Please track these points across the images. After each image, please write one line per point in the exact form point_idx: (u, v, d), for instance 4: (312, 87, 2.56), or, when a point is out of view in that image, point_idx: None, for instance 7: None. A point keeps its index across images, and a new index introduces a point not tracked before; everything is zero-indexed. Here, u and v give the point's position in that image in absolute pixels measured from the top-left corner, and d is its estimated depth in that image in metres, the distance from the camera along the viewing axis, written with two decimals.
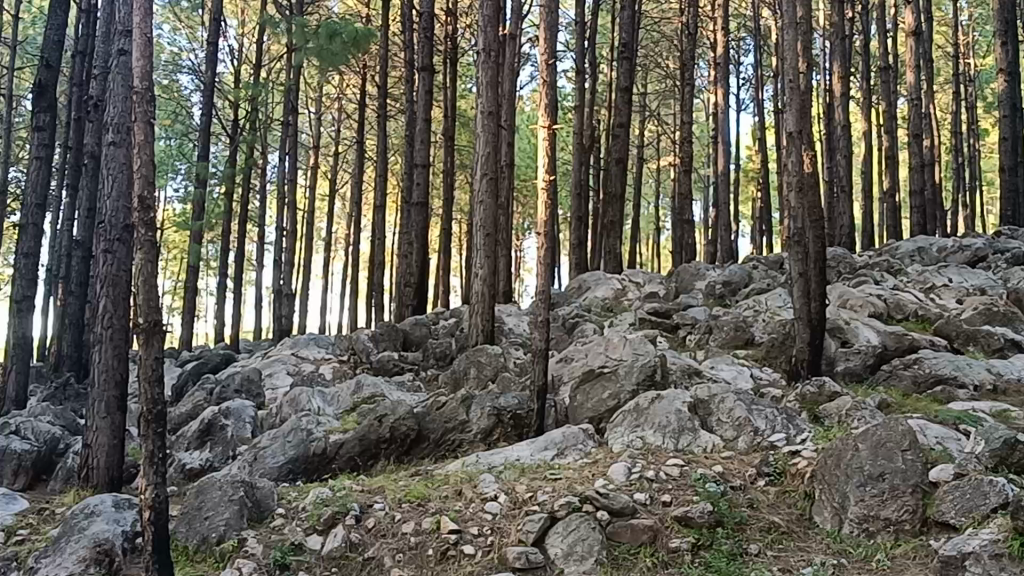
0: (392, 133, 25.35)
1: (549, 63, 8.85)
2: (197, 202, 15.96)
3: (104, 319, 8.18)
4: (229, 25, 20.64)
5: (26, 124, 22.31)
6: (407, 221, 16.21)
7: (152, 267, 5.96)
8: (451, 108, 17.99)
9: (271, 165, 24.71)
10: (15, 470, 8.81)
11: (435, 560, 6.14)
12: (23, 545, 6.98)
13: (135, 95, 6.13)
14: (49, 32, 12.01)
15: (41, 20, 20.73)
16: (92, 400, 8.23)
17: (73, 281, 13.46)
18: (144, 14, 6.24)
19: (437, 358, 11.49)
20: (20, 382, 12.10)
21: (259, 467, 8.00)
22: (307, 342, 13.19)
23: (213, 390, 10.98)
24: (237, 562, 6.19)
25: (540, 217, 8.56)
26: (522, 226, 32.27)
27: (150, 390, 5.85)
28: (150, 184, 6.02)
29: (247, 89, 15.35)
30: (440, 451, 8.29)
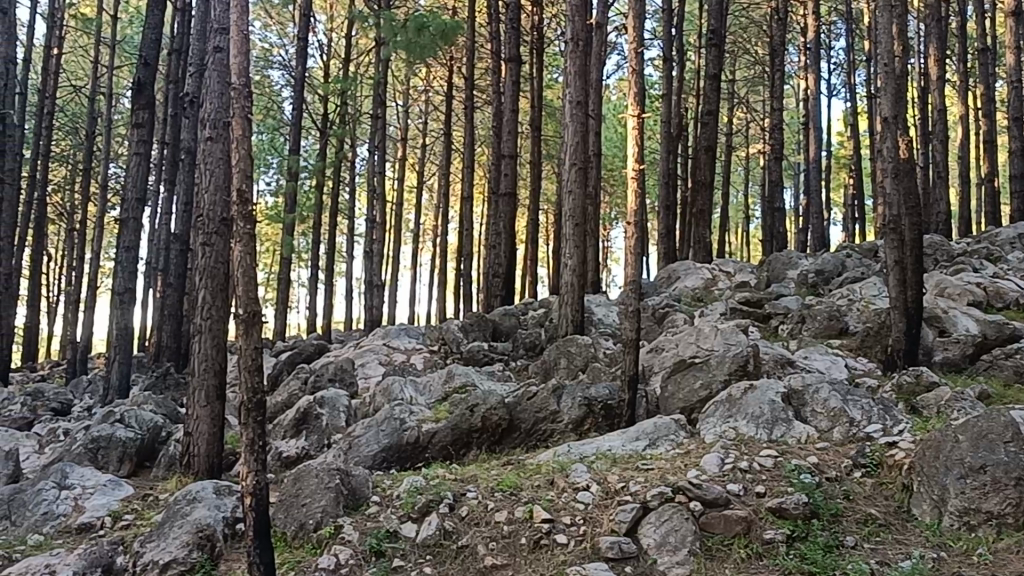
0: (480, 124, 25.51)
1: (637, 51, 8.76)
2: (289, 195, 16.26)
3: (204, 311, 8.48)
4: (319, 21, 20.95)
5: (125, 120, 22.91)
6: (495, 210, 16.27)
7: (251, 259, 6.04)
8: (538, 98, 17.98)
9: (360, 158, 25.03)
10: (121, 457, 9.08)
11: (528, 549, 6.18)
12: (129, 530, 7.24)
13: (232, 92, 6.19)
14: (146, 31, 12.19)
15: (139, 18, 21.22)
16: (192, 389, 8.45)
17: (172, 273, 13.83)
18: (241, 13, 6.31)
19: (526, 349, 11.54)
20: (123, 372, 12.51)
21: (355, 454, 8.15)
22: (398, 333, 13.34)
23: (308, 379, 11.14)
24: (334, 549, 6.33)
25: (629, 207, 8.54)
26: (610, 216, 32.19)
27: (249, 379, 5.92)
28: (248, 178, 6.11)
29: (337, 82, 15.55)
30: (532, 442, 8.34)
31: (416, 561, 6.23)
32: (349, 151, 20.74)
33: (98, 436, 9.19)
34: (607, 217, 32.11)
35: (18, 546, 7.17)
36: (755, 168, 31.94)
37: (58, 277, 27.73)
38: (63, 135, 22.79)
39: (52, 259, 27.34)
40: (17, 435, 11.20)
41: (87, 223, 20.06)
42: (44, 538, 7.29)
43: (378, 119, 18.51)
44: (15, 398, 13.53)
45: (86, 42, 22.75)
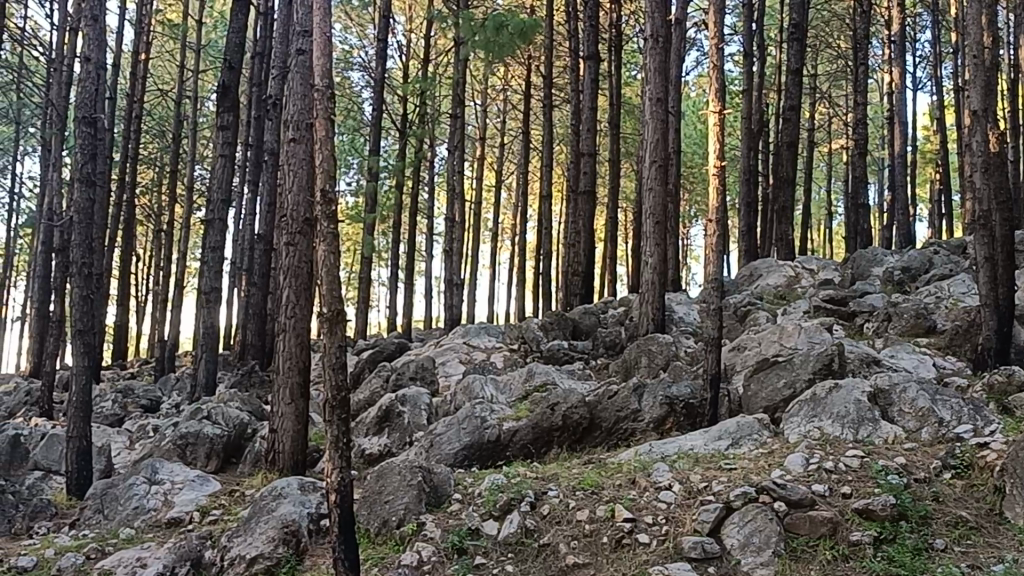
0: (558, 122, 25.50)
1: (718, 47, 8.68)
2: (370, 195, 16.43)
3: (288, 309, 8.58)
4: (398, 21, 21.14)
5: (210, 122, 23.37)
6: (574, 209, 16.21)
7: (334, 258, 6.09)
8: (617, 96, 17.89)
9: (439, 158, 25.19)
10: (208, 453, 9.29)
11: (611, 548, 6.15)
12: (217, 524, 7.38)
13: (314, 93, 6.27)
14: (230, 35, 12.33)
15: (224, 23, 21.58)
16: (277, 386, 8.56)
17: (256, 272, 14.05)
18: (324, 15, 6.37)
19: (606, 347, 11.50)
20: (210, 369, 12.76)
21: (436, 453, 8.24)
22: (478, 331, 13.39)
23: (389, 376, 11.25)
24: (417, 546, 6.39)
25: (711, 203, 8.46)
26: (689, 214, 31.93)
27: (333, 377, 5.95)
28: (331, 178, 6.17)
29: (416, 82, 15.66)
30: (613, 440, 8.30)
31: (498, 558, 6.25)
32: (428, 150, 20.87)
33: (187, 433, 9.41)
34: (687, 214, 31.85)
35: (111, 539, 7.37)
36: (838, 164, 31.42)
37: (146, 277, 28.40)
38: (151, 138, 23.32)
39: (141, 259, 28.02)
40: (109, 430, 11.49)
41: (174, 226, 20.51)
42: (135, 531, 7.48)
43: (457, 119, 18.56)
44: (106, 395, 13.88)
45: (173, 47, 23.21)
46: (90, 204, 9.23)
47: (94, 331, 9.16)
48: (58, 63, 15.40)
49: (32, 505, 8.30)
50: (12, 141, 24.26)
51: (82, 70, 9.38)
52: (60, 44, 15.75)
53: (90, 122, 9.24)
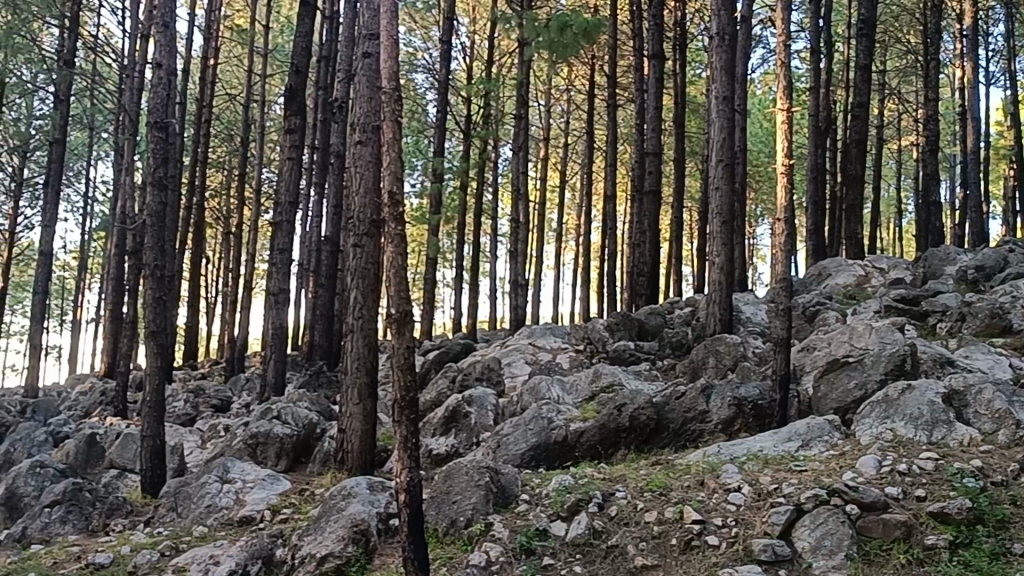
0: (622, 122, 25.41)
1: (786, 44, 8.57)
2: (434, 196, 16.52)
3: (356, 310, 8.64)
4: (462, 23, 21.23)
5: (278, 125, 23.69)
6: (640, 208, 16.12)
7: (402, 260, 6.12)
8: (682, 95, 17.76)
9: (503, 159, 25.25)
10: (278, 453, 9.40)
11: (679, 550, 6.11)
12: (287, 524, 7.46)
13: (382, 96, 6.30)
14: (297, 40, 12.38)
15: (290, 27, 21.81)
16: (345, 387, 8.62)
17: (323, 274, 14.20)
18: (391, 18, 6.40)
19: (673, 347, 11.41)
20: (278, 370, 12.91)
21: (503, 454, 8.30)
22: (544, 332, 13.38)
23: (456, 377, 11.29)
24: (485, 546, 6.41)
25: (779, 202, 8.34)
26: (755, 213, 31.63)
27: (402, 377, 5.98)
28: (399, 179, 6.20)
29: (480, 83, 15.67)
30: (681, 441, 8.24)
31: (567, 560, 6.24)
32: (492, 151, 20.94)
33: (257, 432, 9.55)
34: (753, 213, 31.51)
35: (184, 536, 7.50)
36: (909, 160, 30.91)
37: (216, 279, 28.83)
38: (220, 142, 23.67)
39: (211, 261, 28.47)
40: (182, 430, 11.68)
41: (243, 230, 20.78)
42: (208, 530, 7.61)
43: (521, 120, 18.55)
44: (178, 396, 14.12)
45: (241, 52, 23.52)
46: (162, 208, 9.41)
47: (167, 333, 9.33)
48: (130, 70, 15.67)
49: (108, 504, 8.48)
50: (86, 146, 24.79)
51: (153, 77, 9.52)
52: (133, 52, 16.05)
53: (161, 127, 9.38)
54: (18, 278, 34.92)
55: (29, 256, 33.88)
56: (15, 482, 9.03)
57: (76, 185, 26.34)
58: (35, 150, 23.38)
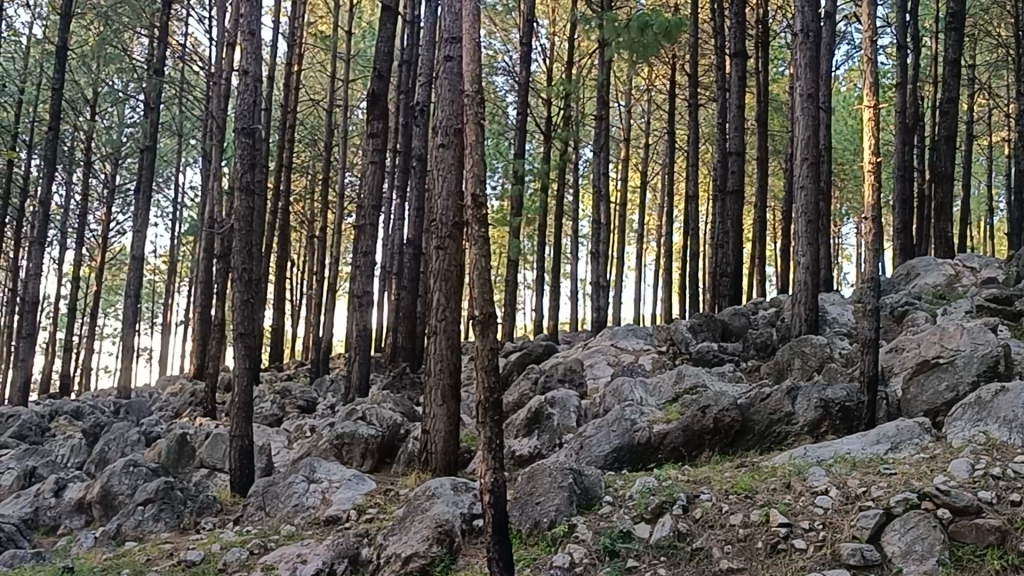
0: (703, 122, 25.21)
1: (872, 40, 8.41)
2: (515, 198, 16.57)
3: (439, 312, 8.69)
4: (542, 25, 21.26)
5: (360, 129, 24.00)
6: (723, 208, 15.97)
7: (485, 262, 6.14)
8: (765, 92, 17.54)
9: (584, 160, 25.24)
10: (363, 454, 9.53)
11: (766, 553, 6.03)
12: (373, 523, 7.54)
13: (465, 98, 6.35)
14: (379, 45, 12.48)
15: (372, 32, 22.04)
16: (429, 388, 8.68)
17: (407, 276, 14.31)
18: (473, 21, 6.43)
19: (758, 349, 11.28)
20: (363, 371, 13.05)
21: (587, 455, 8.30)
22: (626, 333, 13.33)
23: (539, 378, 11.29)
24: (569, 547, 6.43)
25: (865, 200, 8.21)
26: (840, 212, 31.09)
27: (486, 379, 6.00)
28: (482, 181, 6.24)
29: (561, 85, 15.65)
30: (766, 444, 8.14)
31: (651, 562, 6.22)
32: (573, 152, 20.92)
33: (343, 432, 9.70)
34: (839, 212, 30.99)
35: (273, 535, 7.64)
36: (1000, 157, 30.10)
37: (302, 282, 29.30)
38: (304, 147, 24.02)
39: (296, 264, 28.95)
40: (269, 430, 11.87)
41: (327, 233, 21.08)
42: (295, 528, 7.74)
43: (601, 121, 18.48)
44: (267, 396, 14.38)
45: (324, 57, 23.84)
46: (249, 212, 9.59)
47: (255, 335, 9.50)
48: (218, 77, 15.99)
49: (199, 502, 8.66)
50: (175, 152, 25.36)
51: (240, 83, 9.70)
52: (220, 59, 16.37)
53: (248, 133, 9.56)
54: (111, 282, 35.91)
55: (121, 260, 34.81)
56: (110, 481, 9.27)
57: (165, 190, 26.98)
58: (127, 157, 24.02)
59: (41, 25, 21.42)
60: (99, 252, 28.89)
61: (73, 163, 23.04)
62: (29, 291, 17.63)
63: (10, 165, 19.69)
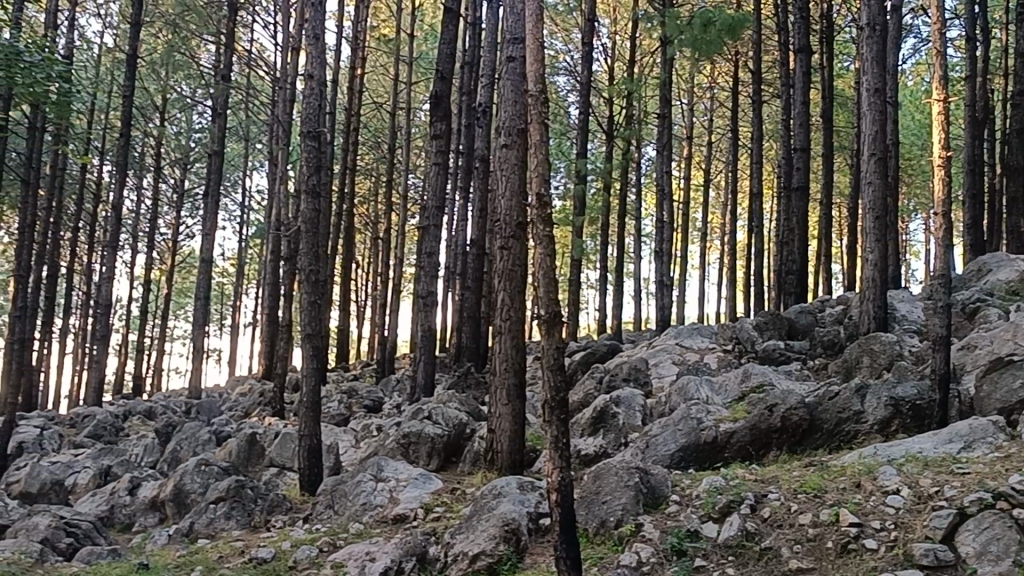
0: (767, 118, 24.98)
1: (941, 32, 8.27)
2: (577, 198, 16.54)
3: (503, 312, 8.71)
4: (604, 24, 21.21)
5: (423, 131, 24.18)
6: (788, 205, 15.80)
7: (551, 261, 6.15)
8: (830, 88, 17.31)
9: (646, 159, 25.15)
10: (430, 453, 9.60)
11: (836, 553, 5.97)
12: (440, 522, 7.60)
13: (529, 98, 6.36)
14: (441, 46, 12.51)
15: (434, 34, 22.16)
16: (494, 387, 8.71)
17: (470, 277, 14.37)
18: (536, 20, 6.43)
19: (825, 347, 11.16)
20: (428, 371, 13.14)
21: (653, 454, 8.28)
22: (691, 333, 13.26)
23: (603, 378, 11.27)
24: (636, 546, 6.43)
25: (936, 195, 8.03)
26: (909, 208, 30.59)
27: (552, 378, 5.99)
28: (546, 181, 6.24)
29: (623, 83, 15.60)
30: (835, 443, 8.06)
31: (719, 561, 6.19)
32: (636, 150, 20.84)
33: (409, 432, 9.78)
34: (907, 208, 30.53)
35: (342, 533, 7.73)
36: None
37: (367, 283, 29.57)
38: (367, 149, 24.22)
39: (361, 265, 29.22)
40: (336, 430, 12.00)
41: (391, 235, 21.25)
42: (363, 527, 7.82)
43: (664, 119, 18.38)
44: (334, 396, 14.54)
45: (387, 61, 24.02)
46: (316, 214, 9.69)
47: (322, 336, 9.61)
48: (282, 82, 16.16)
49: (269, 500, 8.79)
50: (242, 156, 25.72)
51: (305, 88, 9.80)
52: (284, 64, 16.56)
53: (313, 136, 9.67)
54: (181, 284, 36.55)
55: (189, 263, 35.42)
56: (182, 480, 9.44)
57: (232, 194, 27.39)
58: (195, 162, 24.43)
59: (112, 34, 21.85)
60: (168, 255, 29.42)
61: (143, 168, 23.49)
62: (103, 294, 18.00)
63: (84, 172, 20.15)
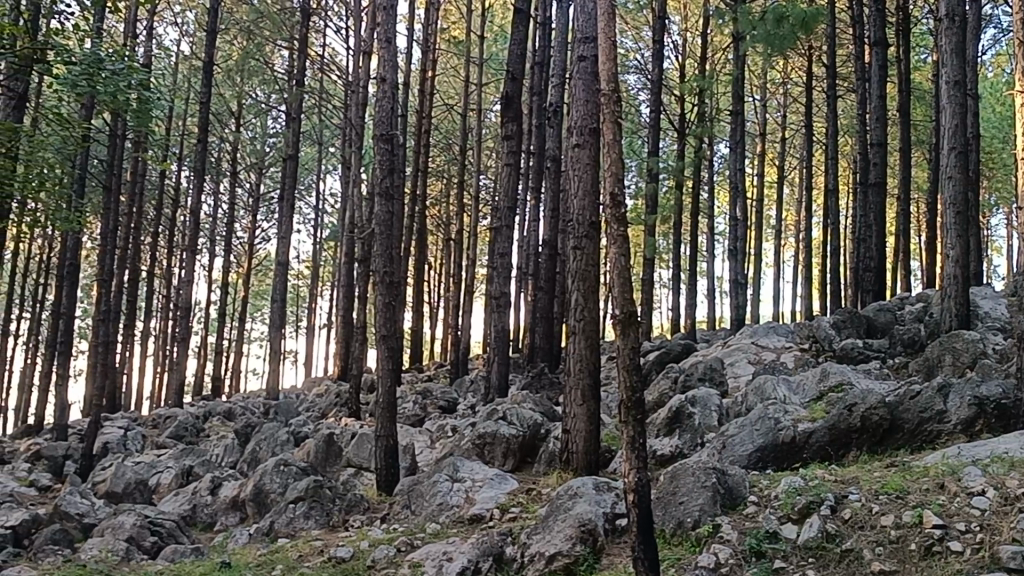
0: (842, 113, 24.62)
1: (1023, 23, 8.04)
2: (648, 197, 16.46)
3: (577, 311, 8.69)
4: (674, 21, 21.08)
5: (495, 131, 24.26)
6: (865, 201, 15.52)
7: (626, 262, 6.13)
8: (906, 81, 16.98)
9: (719, 157, 24.96)
10: (505, 453, 9.63)
11: (919, 555, 5.85)
12: (516, 522, 7.61)
13: (602, 98, 6.34)
14: (512, 47, 12.52)
15: (504, 35, 22.22)
16: (569, 387, 8.69)
17: (543, 276, 14.39)
18: (608, 19, 6.42)
19: (905, 345, 10.96)
20: (502, 372, 13.17)
21: (730, 454, 8.21)
22: (767, 331, 13.13)
23: (678, 377, 11.20)
24: (713, 547, 6.38)
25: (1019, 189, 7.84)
26: (990, 202, 29.90)
27: (628, 378, 5.96)
28: (620, 180, 6.21)
29: (694, 80, 15.49)
30: (917, 443, 7.91)
31: (799, 563, 6.10)
32: (708, 147, 20.66)
33: (485, 432, 9.82)
34: (988, 203, 29.86)
35: (418, 533, 7.78)
36: None
37: (440, 284, 29.78)
38: (439, 151, 24.37)
39: (434, 266, 29.43)
40: (412, 430, 12.09)
41: (464, 236, 21.37)
42: (440, 527, 7.86)
43: (737, 116, 18.21)
44: (409, 397, 14.67)
45: (458, 63, 24.14)
46: (390, 217, 9.77)
47: (397, 337, 9.68)
48: (355, 86, 16.33)
49: (347, 499, 8.88)
50: (316, 160, 26.07)
51: (379, 91, 9.89)
52: (357, 68, 16.72)
53: (386, 139, 9.73)
54: (258, 286, 37.19)
55: (266, 265, 36.04)
56: (262, 480, 9.59)
57: (307, 198, 27.76)
58: (271, 166, 24.81)
59: (189, 42, 22.28)
60: (245, 258, 29.95)
61: (221, 173, 23.93)
62: (183, 297, 18.40)
63: (164, 178, 20.59)
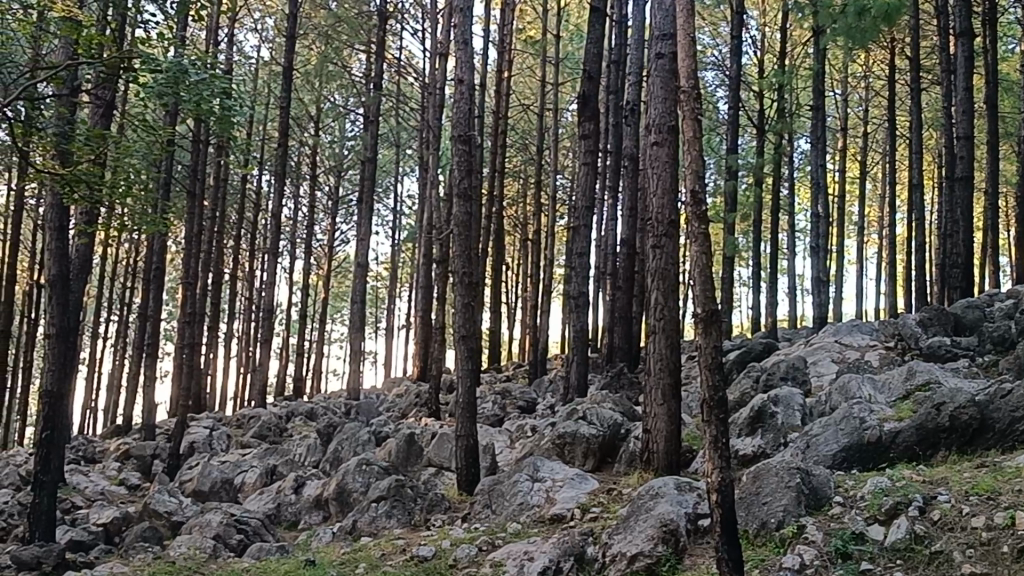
0: (926, 106, 24.10)
1: None
2: (727, 194, 16.28)
3: (657, 311, 8.66)
4: (752, 16, 20.81)
5: (571, 130, 24.21)
6: (951, 195, 15.16)
7: (707, 259, 6.06)
8: (993, 71, 16.54)
9: (799, 152, 24.64)
10: (585, 453, 9.61)
11: (1012, 557, 5.65)
12: (597, 522, 7.58)
13: (681, 96, 6.31)
14: (589, 46, 12.44)
15: (580, 34, 22.16)
16: (649, 387, 8.65)
17: (621, 275, 14.33)
18: (687, 17, 6.37)
19: (995, 343, 10.62)
20: (581, 371, 13.14)
21: (814, 454, 8.12)
22: (851, 329, 12.92)
23: (759, 376, 11.07)
24: (798, 549, 6.30)
25: None
26: None
27: (710, 376, 5.90)
28: (700, 178, 6.14)
29: (773, 75, 15.29)
30: (1008, 443, 7.60)
31: (886, 565, 5.98)
32: (787, 143, 20.36)
33: (565, 432, 9.85)
34: None
35: (499, 533, 7.79)
36: None
37: (518, 285, 29.83)
38: (515, 151, 24.40)
39: (511, 267, 29.48)
40: (491, 430, 12.13)
41: (540, 236, 21.37)
42: (521, 527, 7.86)
43: (817, 111, 17.92)
44: (487, 397, 14.71)
45: (534, 62, 24.14)
46: (468, 218, 9.79)
47: (476, 337, 9.71)
48: (432, 87, 16.39)
49: (428, 499, 8.92)
50: (392, 162, 26.27)
51: (456, 93, 9.91)
52: (434, 70, 16.78)
53: (464, 140, 9.78)
54: (337, 287, 37.65)
55: (345, 267, 36.51)
56: (344, 479, 9.69)
57: (385, 200, 28.00)
58: (349, 169, 25.06)
59: (268, 48, 22.62)
60: (324, 259, 30.31)
61: (300, 176, 24.24)
62: (265, 299, 18.69)
63: (246, 183, 20.91)
